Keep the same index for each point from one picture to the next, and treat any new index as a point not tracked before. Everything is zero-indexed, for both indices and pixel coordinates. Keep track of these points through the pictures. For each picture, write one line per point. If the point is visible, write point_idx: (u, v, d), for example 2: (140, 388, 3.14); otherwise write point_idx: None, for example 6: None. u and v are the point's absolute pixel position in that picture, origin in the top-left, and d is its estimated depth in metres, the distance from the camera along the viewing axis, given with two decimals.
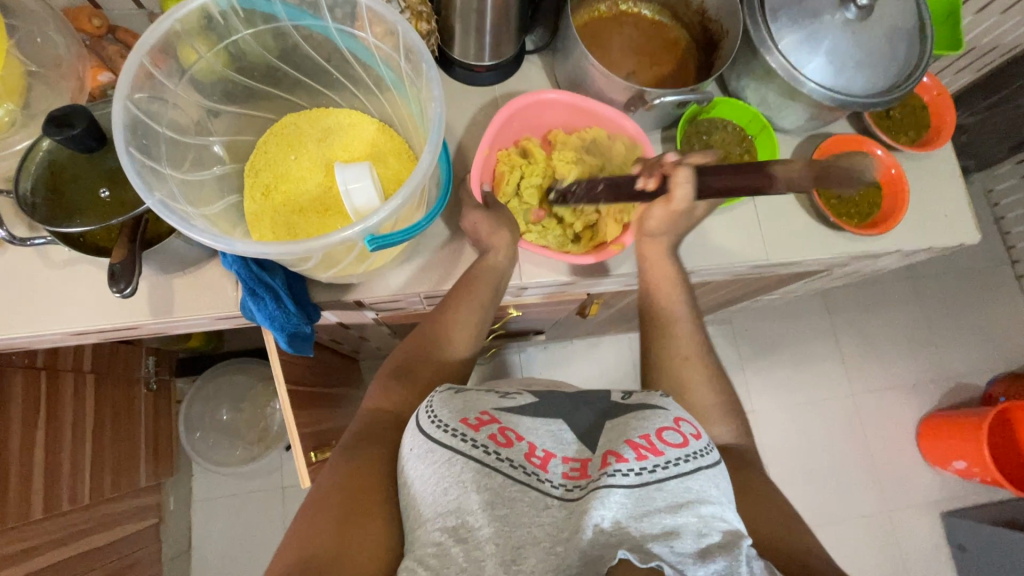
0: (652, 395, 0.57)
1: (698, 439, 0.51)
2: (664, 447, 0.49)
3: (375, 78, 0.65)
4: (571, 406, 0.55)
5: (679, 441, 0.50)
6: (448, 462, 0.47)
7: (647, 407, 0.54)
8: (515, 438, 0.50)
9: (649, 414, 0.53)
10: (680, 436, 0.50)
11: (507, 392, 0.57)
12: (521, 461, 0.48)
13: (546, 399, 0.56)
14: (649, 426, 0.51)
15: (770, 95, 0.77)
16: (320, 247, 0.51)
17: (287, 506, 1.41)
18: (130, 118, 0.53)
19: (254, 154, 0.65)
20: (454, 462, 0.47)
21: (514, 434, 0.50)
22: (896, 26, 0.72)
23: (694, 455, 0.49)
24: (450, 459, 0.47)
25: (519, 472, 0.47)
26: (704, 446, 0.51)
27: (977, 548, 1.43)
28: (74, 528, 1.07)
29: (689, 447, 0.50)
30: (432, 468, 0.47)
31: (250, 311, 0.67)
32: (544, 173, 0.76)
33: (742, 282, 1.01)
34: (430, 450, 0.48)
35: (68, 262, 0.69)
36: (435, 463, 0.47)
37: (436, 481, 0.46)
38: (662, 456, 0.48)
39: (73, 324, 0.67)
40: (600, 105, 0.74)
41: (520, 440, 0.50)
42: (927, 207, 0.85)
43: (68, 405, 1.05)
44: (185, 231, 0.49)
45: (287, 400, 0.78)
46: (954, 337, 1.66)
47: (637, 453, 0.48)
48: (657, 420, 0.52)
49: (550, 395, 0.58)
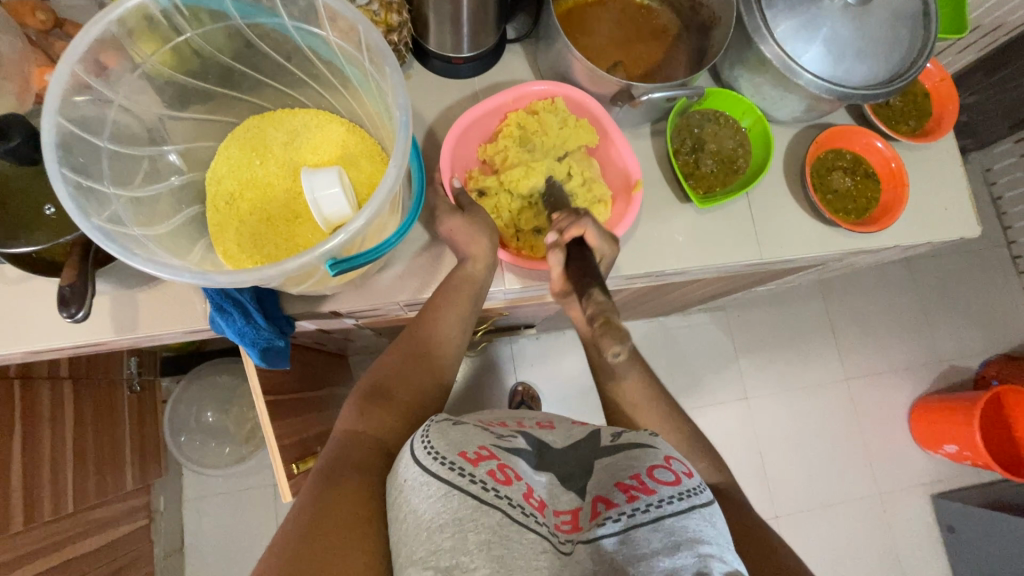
0: (640, 432, 0.57)
1: (691, 478, 0.50)
2: (656, 485, 0.48)
3: (340, 77, 0.61)
4: (568, 464, 0.54)
5: (670, 479, 0.49)
6: (445, 497, 0.44)
7: (637, 446, 0.54)
8: (514, 477, 0.48)
9: (639, 454, 0.53)
10: (671, 474, 0.50)
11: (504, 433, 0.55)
12: (520, 501, 0.46)
13: (543, 452, 0.55)
14: (639, 467, 0.51)
15: (765, 85, 0.73)
16: (278, 273, 0.47)
17: (279, 503, 1.41)
18: (63, 135, 0.48)
19: (216, 161, 0.61)
20: (451, 497, 0.44)
21: (513, 472, 0.48)
22: (899, 10, 0.68)
23: (688, 493, 0.48)
24: (447, 494, 0.44)
25: (518, 513, 0.45)
26: (696, 484, 0.50)
27: (967, 531, 1.44)
28: (61, 536, 1.05)
29: (681, 485, 0.49)
30: (427, 503, 0.45)
31: (218, 327, 0.64)
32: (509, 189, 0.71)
33: (734, 278, 0.98)
34: (425, 483, 0.45)
35: (24, 278, 0.65)
36: (430, 497, 0.45)
37: (431, 517, 0.44)
38: (655, 495, 0.47)
39: (32, 344, 0.64)
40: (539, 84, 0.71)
41: (518, 480, 0.48)
42: (927, 199, 0.82)
43: (46, 413, 1.02)
44: (127, 260, 0.46)
45: (264, 412, 0.76)
46: (948, 321, 1.64)
47: (626, 495, 0.48)
48: (648, 459, 0.52)
49: (543, 445, 0.56)
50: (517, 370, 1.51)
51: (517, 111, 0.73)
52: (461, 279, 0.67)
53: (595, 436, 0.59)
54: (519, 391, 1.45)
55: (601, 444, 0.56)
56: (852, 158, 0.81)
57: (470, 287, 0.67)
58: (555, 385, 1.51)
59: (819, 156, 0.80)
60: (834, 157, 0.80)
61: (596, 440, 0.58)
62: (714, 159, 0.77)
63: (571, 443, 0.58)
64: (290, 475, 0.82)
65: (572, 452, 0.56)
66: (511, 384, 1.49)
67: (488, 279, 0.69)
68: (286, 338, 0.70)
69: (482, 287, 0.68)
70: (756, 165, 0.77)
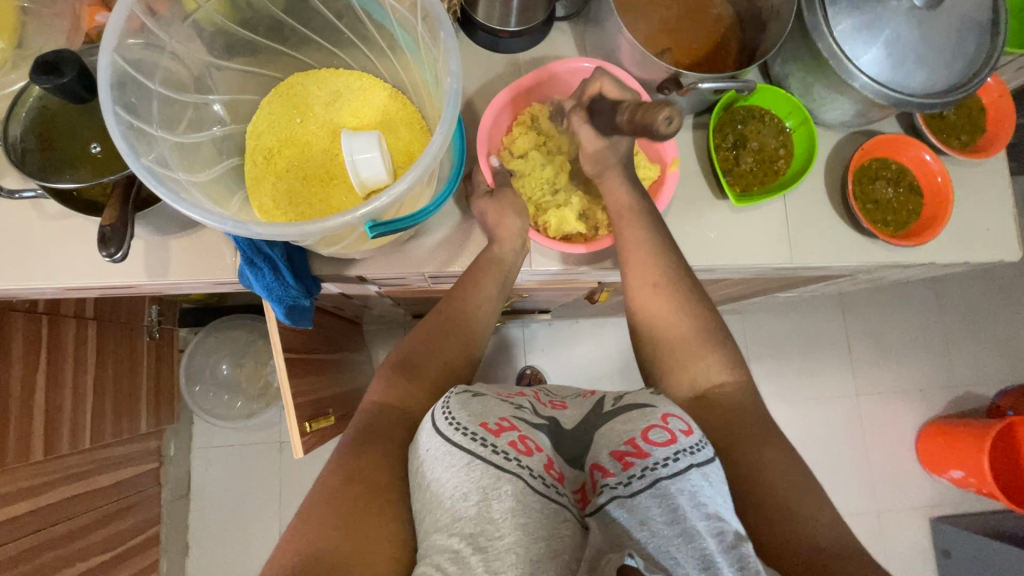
0: (642, 393, 0.56)
1: (689, 435, 0.49)
2: (651, 448, 0.48)
3: (389, 40, 0.60)
4: (583, 431, 0.53)
5: (666, 439, 0.48)
6: (467, 467, 0.45)
7: (634, 408, 0.53)
8: (535, 448, 0.48)
9: (636, 415, 0.51)
10: (667, 433, 0.49)
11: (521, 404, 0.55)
12: (541, 472, 0.47)
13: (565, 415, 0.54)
14: (633, 429, 0.50)
15: (816, 85, 0.71)
16: (319, 229, 0.48)
17: (283, 460, 1.44)
18: (119, 73, 0.49)
19: (257, 116, 0.61)
20: (474, 466, 0.45)
21: (534, 444, 0.49)
22: (967, 17, 0.65)
23: (684, 452, 0.48)
24: (469, 464, 0.45)
25: (540, 483, 0.46)
26: (695, 442, 0.49)
27: (962, 556, 1.43)
28: (74, 470, 1.08)
29: (677, 444, 0.48)
30: (450, 473, 0.46)
31: (247, 280, 0.65)
32: (537, 168, 0.71)
33: (761, 280, 0.97)
34: (447, 453, 0.47)
35: (62, 215, 0.66)
36: (454, 467, 0.46)
37: (454, 486, 0.45)
38: (649, 459, 0.47)
39: (65, 280, 0.65)
40: (577, 61, 0.69)
41: (539, 451, 0.48)
42: (969, 218, 0.80)
43: (69, 350, 1.05)
44: (172, 203, 0.46)
45: (282, 368, 0.78)
46: (968, 347, 1.61)
47: (621, 463, 0.48)
48: (644, 420, 0.50)
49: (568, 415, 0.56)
50: (528, 354, 1.51)
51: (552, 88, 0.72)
52: (490, 258, 0.67)
53: (595, 404, 0.57)
54: (527, 374, 1.46)
55: (598, 411, 0.55)
56: (897, 169, 0.78)
57: (498, 266, 0.67)
58: (563, 372, 1.51)
59: (863, 163, 0.77)
60: (878, 166, 0.78)
61: (597, 407, 0.56)
62: (755, 157, 0.76)
63: (578, 421, 0.55)
64: (302, 433, 0.84)
65: (583, 425, 0.54)
66: (520, 367, 1.50)
67: (517, 262, 0.69)
68: (311, 298, 0.70)
69: (509, 268, 0.68)
70: (797, 167, 0.76)
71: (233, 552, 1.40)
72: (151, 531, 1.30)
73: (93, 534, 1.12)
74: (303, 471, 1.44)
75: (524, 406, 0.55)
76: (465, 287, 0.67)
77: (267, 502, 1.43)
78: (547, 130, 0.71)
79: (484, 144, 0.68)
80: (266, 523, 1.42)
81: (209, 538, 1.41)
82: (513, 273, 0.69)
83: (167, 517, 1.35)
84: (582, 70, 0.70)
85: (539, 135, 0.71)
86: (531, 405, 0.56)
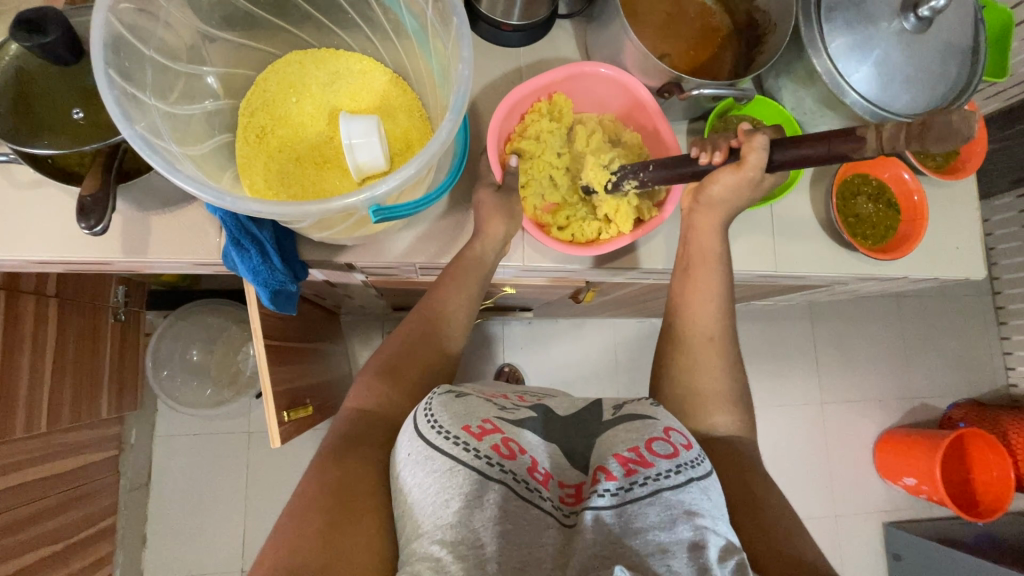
0: (642, 404, 0.56)
1: (689, 450, 0.49)
2: (654, 459, 0.47)
3: (394, 23, 0.59)
4: (563, 430, 0.53)
5: (669, 452, 0.48)
6: (448, 472, 0.44)
7: (636, 419, 0.52)
8: (518, 450, 0.47)
9: (639, 425, 0.51)
10: (670, 447, 0.49)
11: (506, 405, 0.54)
12: (525, 476, 0.46)
13: (546, 419, 0.54)
14: (638, 439, 0.49)
15: (808, 100, 0.74)
16: (319, 212, 0.47)
17: (252, 450, 1.41)
18: (112, 34, 0.47)
19: (252, 92, 0.59)
20: (455, 472, 0.44)
21: (517, 446, 0.47)
22: (950, 44, 0.68)
23: (685, 466, 0.48)
24: (451, 469, 0.44)
25: (522, 488, 0.45)
26: (695, 457, 0.49)
27: (911, 559, 1.50)
28: (27, 454, 1.02)
29: (679, 458, 0.48)
30: (431, 478, 0.44)
31: (232, 262, 0.62)
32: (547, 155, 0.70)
33: (740, 288, 1.00)
34: (429, 458, 0.45)
35: (33, 183, 0.63)
36: (435, 472, 0.44)
37: (435, 491, 0.44)
38: (653, 469, 0.47)
39: (34, 252, 0.62)
40: (590, 67, 0.69)
41: (523, 453, 0.47)
42: (940, 237, 0.84)
43: (28, 329, 0.99)
44: (167, 174, 0.45)
45: (263, 356, 0.76)
46: (924, 361, 1.69)
47: (624, 468, 0.47)
48: (647, 431, 0.50)
49: (548, 414, 0.55)
50: (507, 352, 1.51)
51: (564, 88, 0.71)
52: (472, 258, 0.67)
53: (592, 406, 0.57)
54: (505, 372, 1.46)
55: (600, 418, 0.54)
56: (876, 186, 0.82)
57: (478, 269, 0.67)
58: (542, 371, 1.52)
59: (845, 178, 0.81)
60: (860, 182, 0.82)
61: (597, 414, 0.55)
62: None
63: (573, 412, 0.56)
64: (280, 423, 0.81)
65: (569, 420, 0.55)
66: (499, 364, 1.50)
67: (495, 262, 0.69)
68: (297, 284, 0.69)
69: (488, 269, 0.68)
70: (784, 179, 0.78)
71: (193, 545, 1.35)
72: (108, 520, 1.25)
73: (45, 523, 1.06)
74: (272, 462, 1.41)
75: (510, 407, 0.54)
76: (444, 291, 0.66)
77: (232, 494, 1.38)
78: (562, 121, 0.71)
79: (494, 141, 0.67)
80: (230, 516, 1.38)
81: (169, 530, 1.36)
82: (492, 275, 0.69)
83: (125, 507, 1.29)
84: (596, 74, 0.70)
85: (551, 123, 0.70)
86: (515, 405, 0.55)
